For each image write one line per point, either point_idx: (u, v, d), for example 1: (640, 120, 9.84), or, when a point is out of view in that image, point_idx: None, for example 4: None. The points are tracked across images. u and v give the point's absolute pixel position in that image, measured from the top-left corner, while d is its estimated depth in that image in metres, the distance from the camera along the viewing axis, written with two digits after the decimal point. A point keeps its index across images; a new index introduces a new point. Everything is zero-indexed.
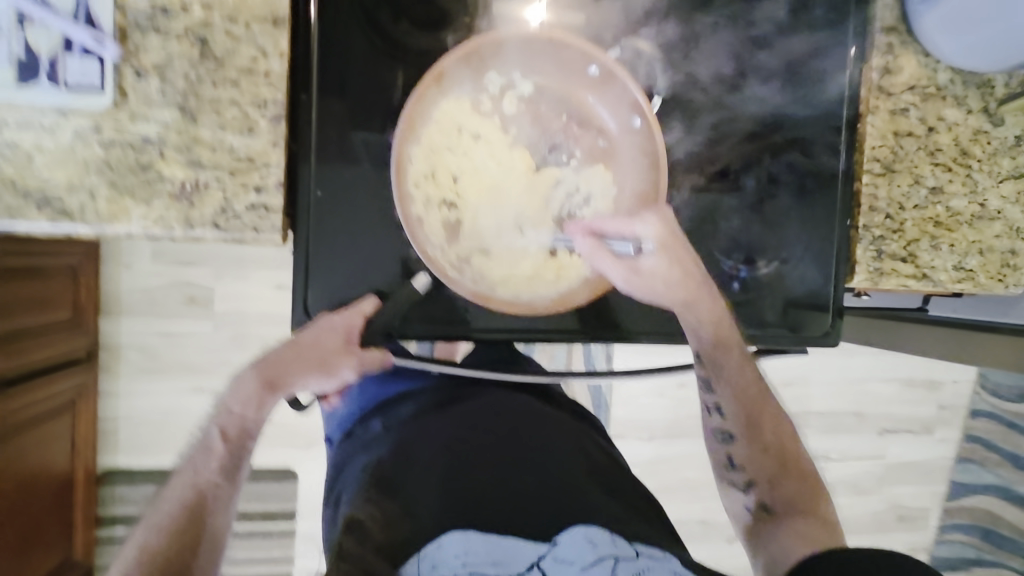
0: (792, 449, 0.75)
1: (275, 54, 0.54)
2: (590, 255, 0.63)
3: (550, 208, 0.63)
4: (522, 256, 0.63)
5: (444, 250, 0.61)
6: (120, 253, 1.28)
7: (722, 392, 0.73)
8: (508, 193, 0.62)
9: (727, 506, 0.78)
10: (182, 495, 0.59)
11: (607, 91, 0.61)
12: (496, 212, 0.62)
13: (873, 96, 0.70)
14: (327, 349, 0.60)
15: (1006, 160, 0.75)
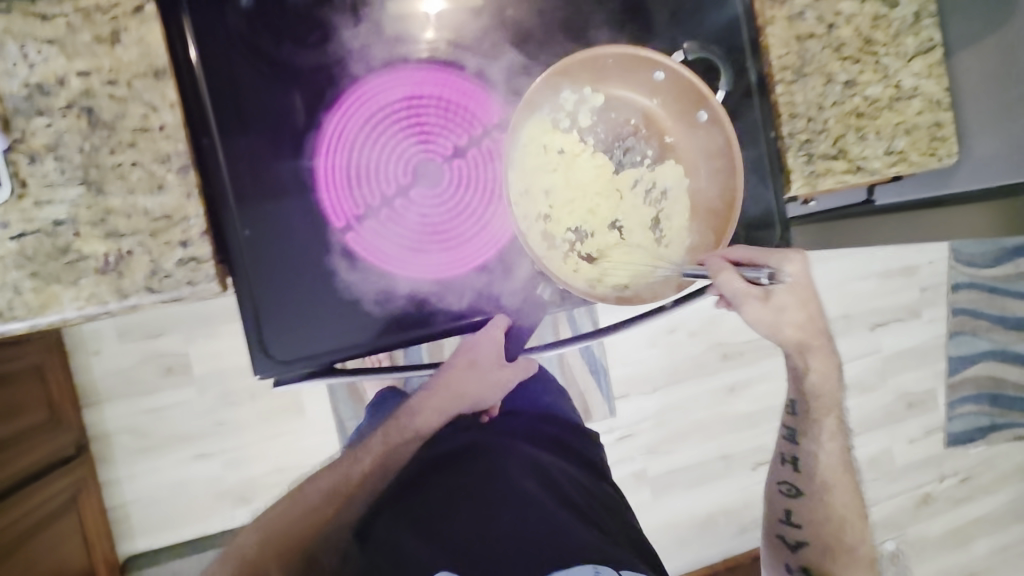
0: (848, 523, 0.88)
1: (164, 106, 0.53)
2: (718, 269, 0.65)
3: (632, 204, 0.70)
4: (622, 250, 0.70)
5: (556, 261, 0.66)
6: (86, 342, 1.27)
7: (808, 449, 0.88)
8: (591, 198, 0.69)
9: (771, 552, 0.95)
10: (340, 476, 0.80)
11: (672, 92, 0.67)
12: (584, 215, 0.69)
13: (767, 8, 0.71)
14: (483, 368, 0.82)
15: (910, 39, 0.76)
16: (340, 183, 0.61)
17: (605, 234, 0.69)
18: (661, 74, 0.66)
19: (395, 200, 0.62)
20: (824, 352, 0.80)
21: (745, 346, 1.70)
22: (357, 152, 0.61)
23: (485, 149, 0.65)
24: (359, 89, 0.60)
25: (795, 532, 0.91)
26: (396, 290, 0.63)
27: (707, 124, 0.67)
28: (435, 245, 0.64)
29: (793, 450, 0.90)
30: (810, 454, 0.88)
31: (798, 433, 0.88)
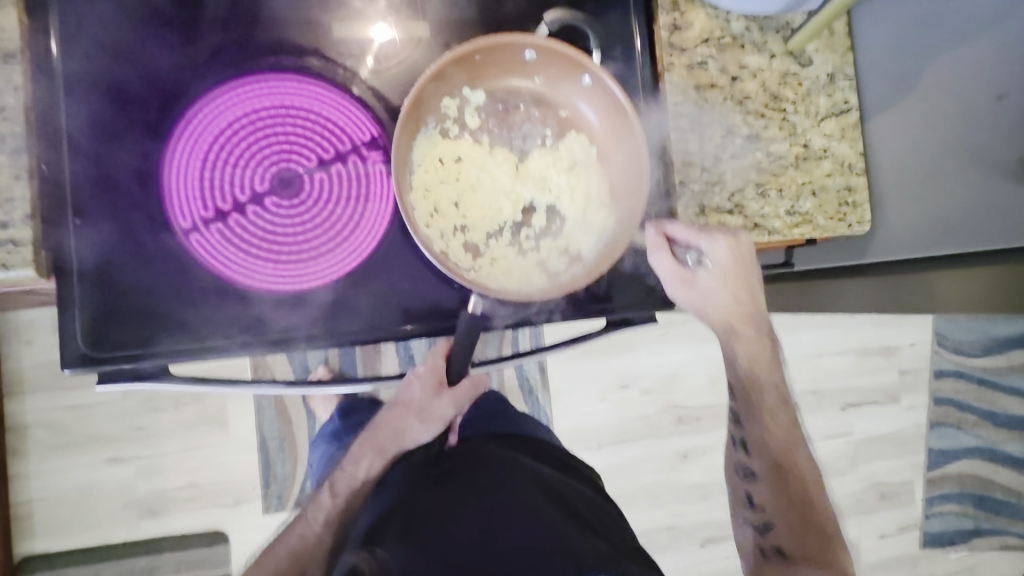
0: (815, 498, 0.81)
1: (9, 89, 0.56)
2: (654, 248, 0.66)
3: (538, 197, 0.66)
4: (546, 255, 0.65)
5: (484, 267, 0.63)
6: (20, 330, 1.27)
7: (754, 430, 0.81)
8: (502, 199, 0.65)
9: (742, 542, 0.86)
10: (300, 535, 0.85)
11: (551, 64, 0.63)
12: (500, 214, 0.65)
13: (666, 53, 0.70)
14: (424, 399, 0.81)
15: (821, 99, 0.73)
16: (188, 184, 0.60)
17: (528, 230, 0.66)
18: (533, 52, 0.62)
19: (246, 205, 0.61)
20: (755, 337, 0.76)
21: (702, 411, 1.62)
22: (211, 156, 0.60)
23: (352, 166, 0.63)
24: (216, 96, 0.60)
25: (759, 514, 0.82)
26: (234, 298, 0.60)
27: (594, 90, 0.64)
28: (287, 255, 0.62)
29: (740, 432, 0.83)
30: (757, 438, 0.81)
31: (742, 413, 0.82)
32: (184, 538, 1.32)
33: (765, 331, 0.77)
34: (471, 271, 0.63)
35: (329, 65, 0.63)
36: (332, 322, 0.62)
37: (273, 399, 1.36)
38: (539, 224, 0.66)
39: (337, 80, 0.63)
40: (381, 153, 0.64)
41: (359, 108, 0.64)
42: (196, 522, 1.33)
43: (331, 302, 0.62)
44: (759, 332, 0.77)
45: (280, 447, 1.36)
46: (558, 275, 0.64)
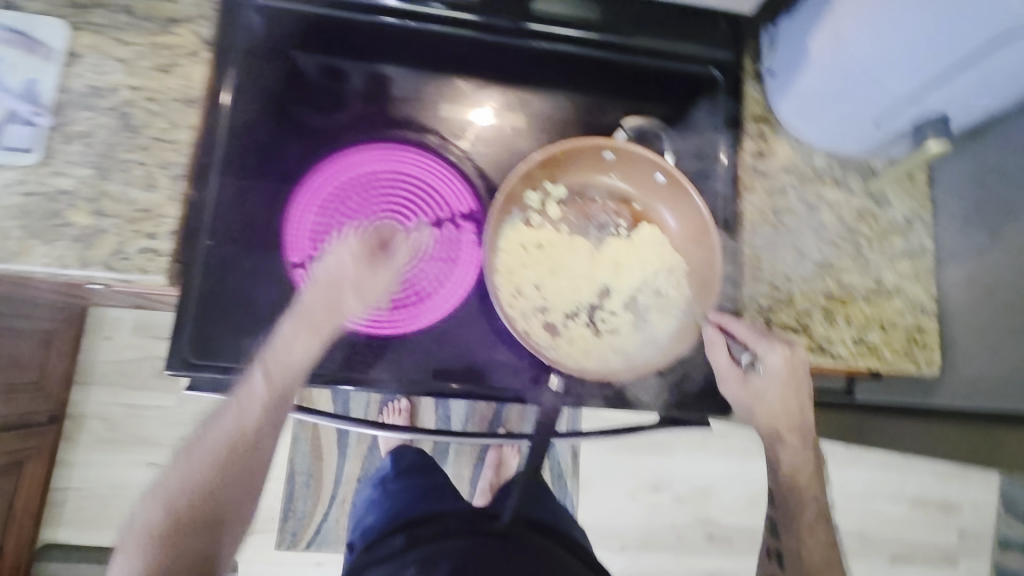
0: None
1: (185, 126, 0.64)
2: (712, 343, 0.67)
3: (609, 282, 0.70)
4: (619, 340, 0.68)
5: (563, 347, 0.66)
6: (101, 326, 1.36)
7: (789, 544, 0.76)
8: (581, 284, 0.69)
9: None
10: (184, 475, 0.63)
11: (627, 164, 0.71)
12: (578, 296, 0.68)
13: (747, 175, 0.75)
14: (359, 272, 0.62)
15: (896, 239, 0.76)
16: (303, 227, 0.68)
17: (603, 313, 0.69)
18: (612, 153, 0.70)
19: None
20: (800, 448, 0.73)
21: (734, 531, 1.53)
22: (326, 205, 0.69)
23: (446, 231, 0.70)
24: (339, 156, 0.70)
25: None
26: (328, 334, 0.66)
27: (665, 188, 0.70)
28: (376, 301, 0.68)
29: (776, 542, 0.79)
30: (792, 551, 0.76)
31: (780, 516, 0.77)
32: None
33: (812, 442, 0.73)
34: (552, 349, 0.65)
35: (443, 143, 0.73)
36: (411, 369, 0.67)
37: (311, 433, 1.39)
38: (612, 311, 0.69)
39: (446, 155, 0.72)
40: (474, 225, 0.71)
41: (460, 181, 0.72)
42: None
43: (413, 352, 0.68)
44: (805, 442, 0.73)
45: (306, 483, 1.37)
46: (633, 355, 0.67)
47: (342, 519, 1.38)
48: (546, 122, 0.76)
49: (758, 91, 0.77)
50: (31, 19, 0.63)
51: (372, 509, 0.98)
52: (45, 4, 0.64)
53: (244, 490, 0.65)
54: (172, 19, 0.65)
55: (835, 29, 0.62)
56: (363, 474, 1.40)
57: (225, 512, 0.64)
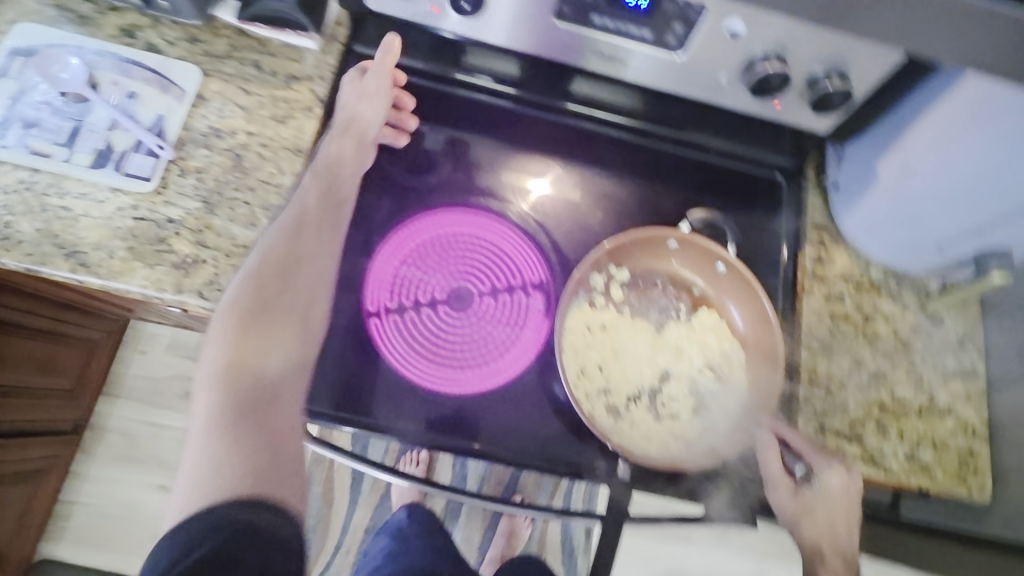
0: None
1: (290, 173, 0.68)
2: (765, 447, 0.67)
3: (672, 366, 0.72)
4: (679, 426, 0.69)
5: (624, 431, 0.67)
6: (139, 340, 1.38)
7: None
8: (643, 367, 0.71)
9: None
10: (234, 313, 0.60)
11: (691, 253, 0.74)
12: (641, 379, 0.70)
13: (808, 279, 0.77)
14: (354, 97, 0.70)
15: (949, 358, 0.77)
16: (382, 281, 0.71)
17: (665, 397, 0.70)
18: (676, 243, 0.73)
19: (422, 307, 0.70)
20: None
21: None
22: (404, 262, 0.72)
23: (516, 297, 0.73)
24: (418, 215, 0.73)
25: None
26: (400, 388, 0.68)
27: (725, 277, 0.73)
28: (444, 358, 0.70)
29: None
30: None
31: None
32: None
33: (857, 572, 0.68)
34: (613, 434, 0.67)
35: (518, 211, 0.76)
36: (478, 433, 0.68)
37: (326, 475, 1.37)
38: (672, 395, 0.70)
39: (520, 223, 0.75)
40: (543, 295, 0.73)
41: (530, 245, 0.75)
42: None
43: (478, 414, 0.69)
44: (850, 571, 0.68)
45: (312, 527, 1.33)
46: (694, 442, 0.68)
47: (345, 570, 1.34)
48: (619, 206, 0.79)
49: (820, 200, 0.80)
50: (170, 63, 0.69)
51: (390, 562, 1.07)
52: (184, 51, 0.70)
53: (319, 271, 0.65)
54: (293, 76, 0.71)
55: (905, 158, 0.65)
56: (371, 525, 1.36)
57: (296, 285, 0.63)
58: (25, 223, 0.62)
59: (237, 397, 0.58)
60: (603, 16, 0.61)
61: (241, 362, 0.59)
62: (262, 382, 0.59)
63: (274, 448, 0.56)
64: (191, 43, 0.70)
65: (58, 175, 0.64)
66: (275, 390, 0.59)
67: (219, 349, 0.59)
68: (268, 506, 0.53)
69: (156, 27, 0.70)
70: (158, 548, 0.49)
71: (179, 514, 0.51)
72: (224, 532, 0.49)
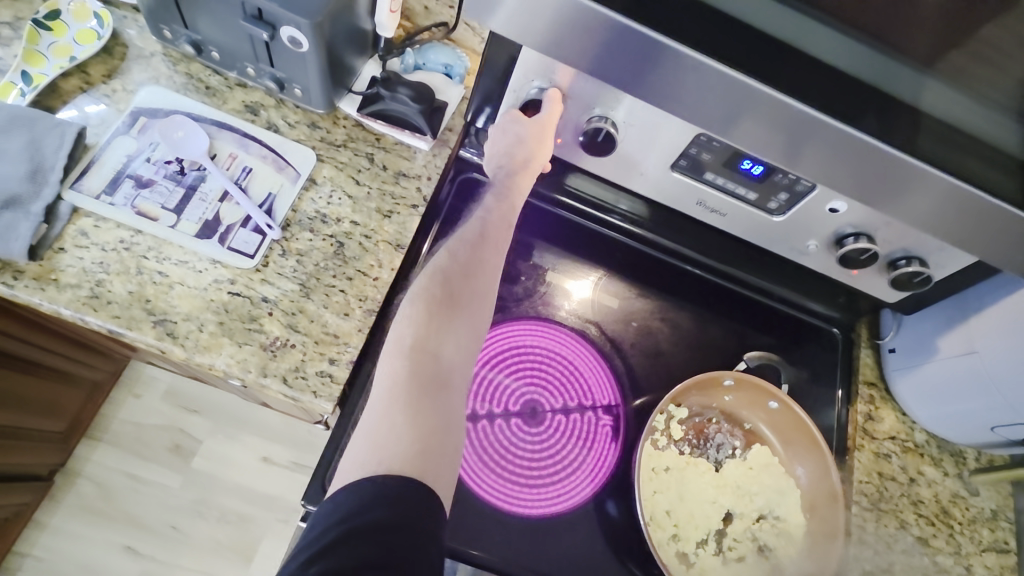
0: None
1: (387, 266, 0.69)
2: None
3: (737, 507, 0.71)
4: (746, 571, 0.69)
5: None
6: (135, 383, 1.31)
7: None
8: (708, 508, 0.70)
9: None
10: (423, 300, 0.59)
11: (745, 390, 0.73)
12: (708, 522, 0.70)
13: (859, 435, 0.80)
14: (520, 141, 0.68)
15: (985, 530, 0.80)
16: None
17: (732, 541, 0.70)
18: (732, 380, 0.72)
19: (496, 418, 0.70)
20: None
21: None
22: (481, 369, 0.72)
23: (586, 416, 0.73)
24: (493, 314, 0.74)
25: None
26: (474, 507, 0.66)
27: (779, 413, 0.73)
28: (517, 474, 0.68)
29: None
30: None
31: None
32: None
33: None
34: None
35: (585, 326, 0.78)
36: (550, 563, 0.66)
37: None
38: (736, 537, 0.70)
39: (589, 338, 0.77)
40: (613, 418, 0.74)
41: (595, 356, 0.76)
42: None
43: (551, 542, 0.67)
44: None
45: None
46: None
47: None
48: (688, 337, 0.82)
49: (870, 357, 0.85)
50: (288, 144, 0.70)
51: None
52: (301, 134, 0.72)
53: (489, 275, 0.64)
54: (403, 173, 0.74)
55: (969, 336, 0.71)
56: None
57: (471, 296, 0.61)
58: (117, 283, 0.60)
59: (418, 378, 0.55)
60: (717, 173, 0.67)
61: (426, 342, 0.57)
62: (441, 368, 0.57)
63: (445, 433, 0.53)
64: (311, 127, 0.72)
65: (160, 239, 0.63)
66: (450, 381, 0.57)
67: (407, 326, 0.58)
68: (436, 497, 0.49)
69: (279, 108, 0.72)
70: (336, 498, 0.47)
71: (356, 473, 0.49)
72: (399, 503, 0.47)
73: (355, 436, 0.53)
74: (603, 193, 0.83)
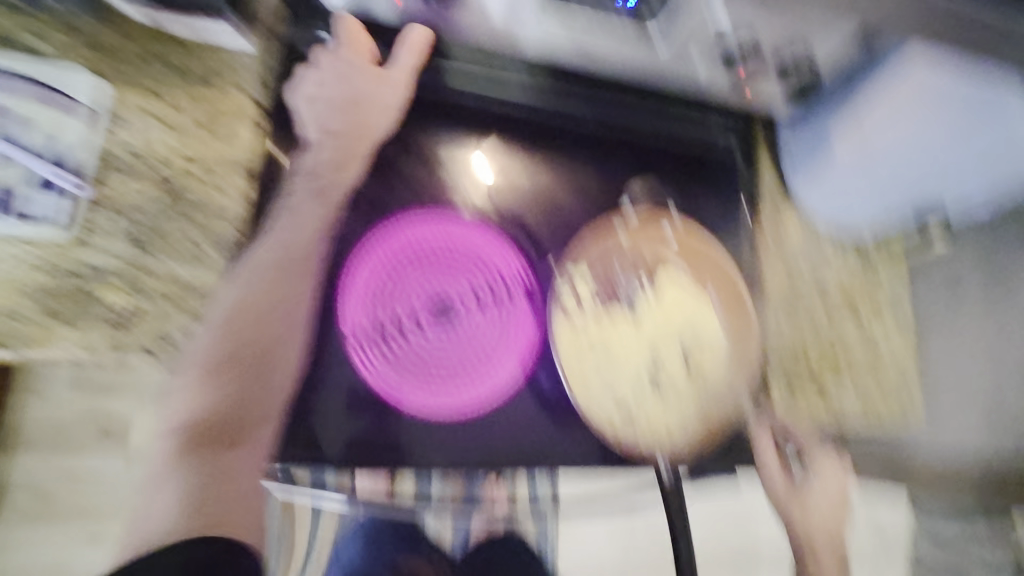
0: None
1: (232, 195, 0.59)
2: (764, 448, 0.77)
3: (659, 345, 0.72)
4: (682, 399, 0.72)
5: (642, 423, 0.71)
6: (30, 381, 1.18)
7: None
8: (633, 356, 0.72)
9: None
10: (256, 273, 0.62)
11: (639, 234, 0.75)
12: (636, 367, 0.72)
13: (766, 248, 0.82)
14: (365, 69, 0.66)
15: (891, 311, 0.84)
16: (360, 295, 0.67)
17: (665, 379, 0.72)
18: (624, 234, 0.74)
19: (403, 322, 0.68)
20: (817, 515, 0.81)
21: None
22: (381, 275, 0.68)
23: (500, 303, 0.71)
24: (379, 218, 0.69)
25: None
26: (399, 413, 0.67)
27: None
28: (432, 371, 0.68)
29: None
30: None
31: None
32: None
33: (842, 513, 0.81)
34: (631, 428, 0.71)
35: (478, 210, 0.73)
36: (478, 449, 0.68)
37: None
38: (666, 371, 0.72)
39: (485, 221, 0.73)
40: (526, 298, 0.71)
41: (498, 237, 0.72)
42: None
43: (485, 425, 0.69)
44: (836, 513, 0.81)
45: None
46: (686, 415, 0.72)
47: None
48: (591, 194, 0.76)
49: (777, 176, 0.82)
50: (58, 67, 0.55)
51: None
52: (70, 50, 0.56)
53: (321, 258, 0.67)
54: (217, 74, 0.60)
55: (864, 133, 0.68)
56: None
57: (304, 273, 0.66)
58: None
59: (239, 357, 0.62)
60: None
61: (253, 333, 0.63)
62: (269, 340, 0.64)
63: (260, 422, 0.64)
64: (76, 38, 0.56)
65: None
66: (268, 364, 0.64)
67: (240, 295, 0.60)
68: (241, 548, 0.57)
69: (24, 21, 0.55)
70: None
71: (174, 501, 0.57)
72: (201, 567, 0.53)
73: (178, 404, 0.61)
74: (485, 56, 0.67)
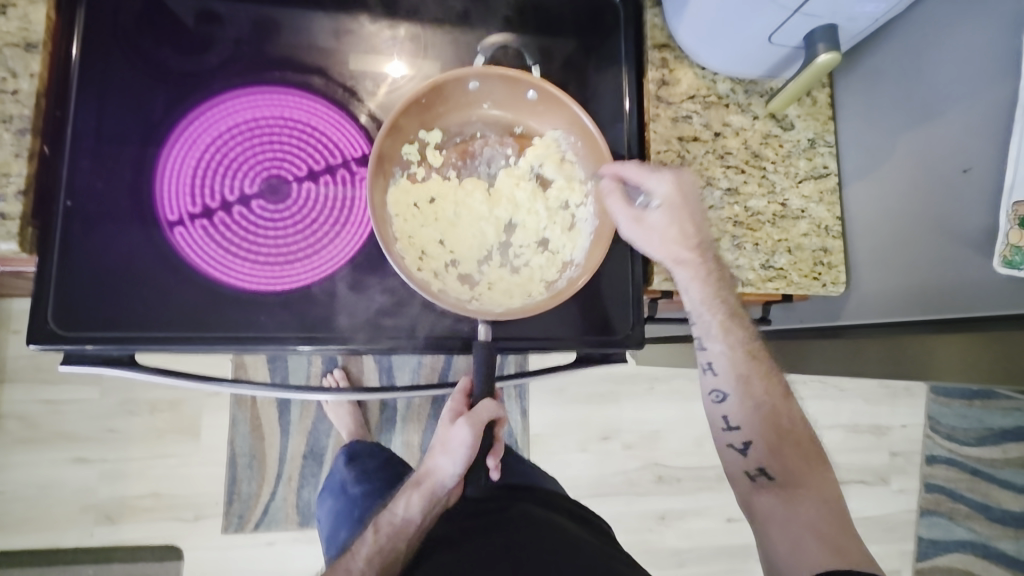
0: (783, 415, 0.71)
1: (25, 74, 0.59)
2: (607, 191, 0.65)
3: (511, 216, 0.67)
4: (537, 274, 0.67)
5: (483, 295, 0.65)
6: (10, 320, 1.28)
7: (713, 348, 0.71)
8: (482, 226, 0.67)
9: (727, 473, 0.74)
10: (146, 226, 0.61)
11: (496, 86, 0.65)
12: (484, 238, 0.66)
13: (653, 105, 0.72)
14: (251, 124, 0.65)
15: (801, 161, 0.75)
16: (181, 180, 0.62)
17: (524, 249, 0.67)
18: (476, 82, 0.64)
19: (232, 203, 0.63)
20: (716, 272, 0.68)
21: (683, 472, 1.56)
22: (206, 154, 0.63)
23: (339, 178, 0.66)
24: (192, 95, 0.64)
25: (738, 437, 0.72)
26: (232, 297, 0.62)
27: (541, 104, 0.66)
28: (269, 252, 0.64)
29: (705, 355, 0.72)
30: (720, 356, 0.71)
31: (703, 336, 0.71)
32: (137, 549, 1.29)
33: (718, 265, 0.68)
34: (473, 301, 0.64)
35: (304, 77, 0.66)
36: (331, 324, 0.63)
37: (250, 414, 1.34)
38: (521, 246, 0.67)
39: (313, 89, 0.66)
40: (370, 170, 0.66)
41: (325, 104, 0.66)
42: (152, 533, 1.30)
43: (328, 304, 0.64)
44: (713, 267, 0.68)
45: (248, 464, 1.33)
46: (535, 293, 0.66)
47: (291, 497, 1.35)
48: (439, 53, 0.69)
49: (659, 18, 0.74)
50: None
51: (336, 471, 1.17)
52: None
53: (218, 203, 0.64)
54: None
55: None
56: (308, 451, 1.37)
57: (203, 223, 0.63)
58: None
59: (131, 302, 0.60)
60: None
61: (138, 270, 0.61)
62: (153, 281, 0.61)
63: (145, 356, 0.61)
64: None
65: None
66: (153, 306, 0.61)
67: (134, 247, 0.61)
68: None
69: None
70: None
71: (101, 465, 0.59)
72: None
73: (48, 328, 0.58)
74: None
